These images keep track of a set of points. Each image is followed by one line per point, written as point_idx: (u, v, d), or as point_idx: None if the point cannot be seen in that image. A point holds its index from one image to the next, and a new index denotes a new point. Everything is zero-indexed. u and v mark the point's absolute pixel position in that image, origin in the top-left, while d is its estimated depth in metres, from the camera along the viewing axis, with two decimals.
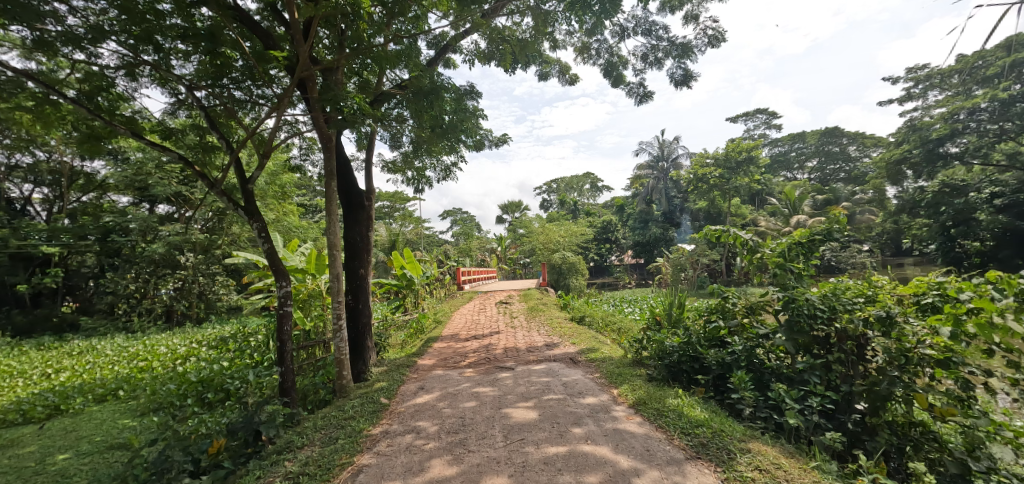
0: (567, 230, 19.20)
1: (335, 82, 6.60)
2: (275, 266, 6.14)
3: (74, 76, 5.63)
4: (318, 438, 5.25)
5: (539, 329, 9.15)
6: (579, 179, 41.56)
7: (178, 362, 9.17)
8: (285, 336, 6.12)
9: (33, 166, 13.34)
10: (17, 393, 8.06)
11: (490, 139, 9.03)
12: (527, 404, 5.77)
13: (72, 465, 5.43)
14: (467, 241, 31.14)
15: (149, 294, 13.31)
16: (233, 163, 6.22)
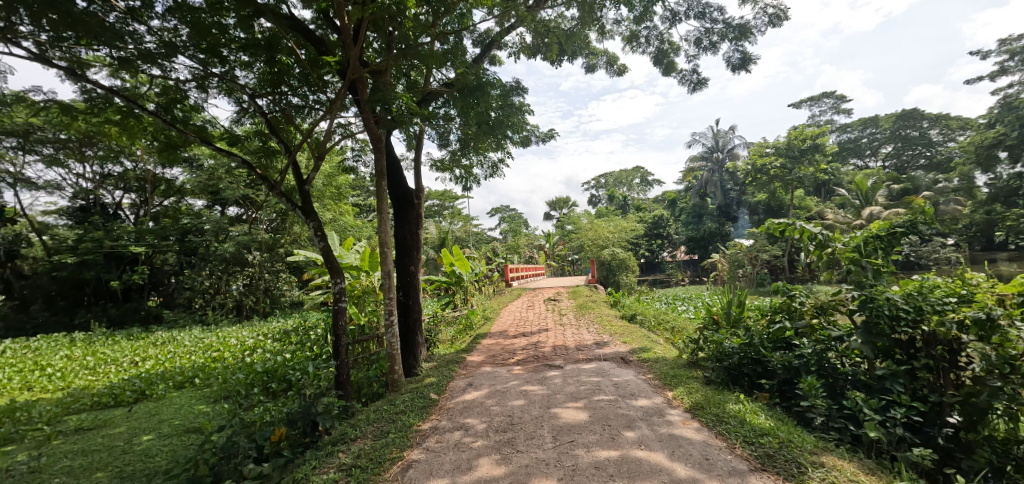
0: (617, 226, 18.82)
1: (384, 83, 6.62)
2: (329, 263, 6.20)
3: (153, 91, 5.96)
4: (370, 431, 5.26)
5: (589, 327, 8.91)
6: (629, 173, 40.70)
7: (247, 353, 9.56)
8: (340, 331, 6.16)
9: (122, 174, 14.72)
10: (109, 379, 8.63)
11: (537, 134, 8.83)
12: (577, 404, 5.58)
13: (154, 446, 5.66)
14: (516, 237, 31.25)
15: (222, 289, 13.96)
16: (291, 165, 6.37)
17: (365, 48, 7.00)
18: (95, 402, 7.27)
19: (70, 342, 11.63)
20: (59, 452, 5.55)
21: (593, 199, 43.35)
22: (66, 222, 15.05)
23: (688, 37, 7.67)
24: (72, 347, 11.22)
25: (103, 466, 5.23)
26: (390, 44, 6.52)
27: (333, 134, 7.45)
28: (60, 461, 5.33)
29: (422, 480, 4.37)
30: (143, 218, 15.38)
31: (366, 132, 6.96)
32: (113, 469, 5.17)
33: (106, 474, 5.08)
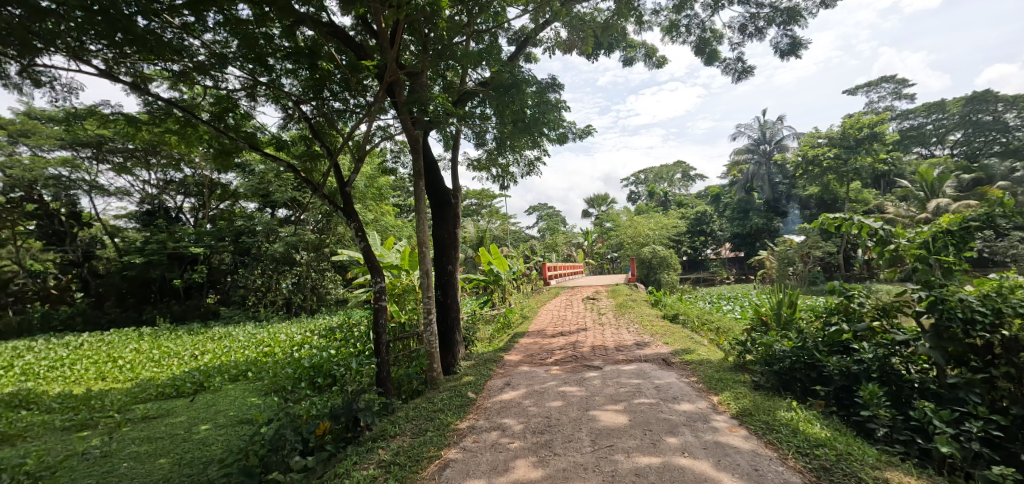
0: (657, 223, 18.38)
1: (420, 84, 6.60)
2: (369, 263, 6.20)
3: (207, 101, 6.15)
4: (409, 429, 5.22)
5: (629, 327, 8.65)
6: (670, 168, 39.78)
7: (296, 348, 9.76)
8: (381, 330, 6.15)
9: (183, 179, 15.70)
10: (172, 371, 9.04)
11: (574, 131, 8.63)
12: (616, 407, 5.38)
13: (211, 435, 5.80)
14: (554, 236, 31.13)
15: (273, 288, 14.62)
16: (333, 168, 6.42)
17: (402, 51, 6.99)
18: (159, 392, 7.61)
19: (135, 338, 12.33)
20: (127, 438, 5.79)
21: (632, 195, 42.61)
22: (134, 226, 16.27)
23: (732, 24, 7.30)
24: (137, 341, 11.88)
25: (165, 453, 5.40)
26: (426, 45, 6.47)
27: (372, 137, 7.50)
28: (128, 446, 5.55)
29: (458, 480, 4.28)
30: (202, 221, 16.28)
31: (403, 133, 6.93)
32: (175, 456, 5.32)
33: (168, 460, 5.23)
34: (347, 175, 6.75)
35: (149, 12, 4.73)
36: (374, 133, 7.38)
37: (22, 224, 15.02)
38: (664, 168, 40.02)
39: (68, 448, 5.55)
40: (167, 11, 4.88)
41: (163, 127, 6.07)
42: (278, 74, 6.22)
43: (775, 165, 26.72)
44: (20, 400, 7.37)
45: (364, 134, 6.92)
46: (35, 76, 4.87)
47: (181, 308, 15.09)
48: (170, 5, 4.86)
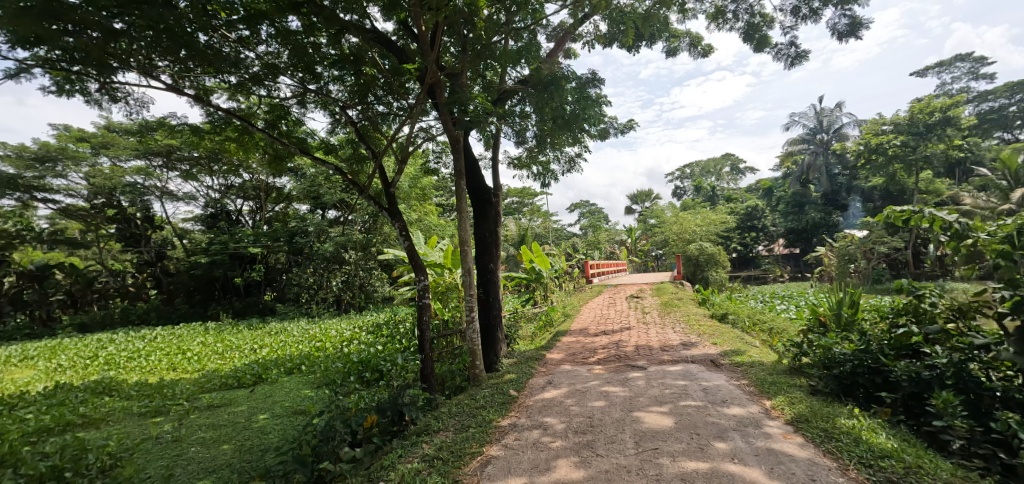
0: (704, 218, 17.81)
1: (459, 85, 6.57)
2: (413, 261, 6.21)
3: (263, 109, 6.39)
4: (451, 425, 5.20)
5: (674, 327, 8.37)
6: (718, 161, 38.55)
7: (345, 343, 9.93)
8: (426, 328, 6.16)
9: (242, 184, 16.59)
10: (235, 362, 9.43)
11: (616, 126, 8.41)
12: (661, 409, 5.18)
13: (268, 424, 5.93)
14: (596, 233, 30.76)
15: (323, 285, 14.82)
16: (377, 169, 6.48)
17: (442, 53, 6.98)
18: (223, 383, 7.96)
19: (202, 331, 13.07)
20: (194, 424, 6.04)
21: (678, 191, 41.55)
22: (201, 227, 17.51)
23: (784, 6, 6.91)
24: (203, 335, 12.56)
25: (228, 439, 5.57)
26: (466, 46, 6.42)
27: (415, 139, 7.55)
28: (196, 432, 5.78)
29: (499, 478, 4.20)
30: (260, 223, 17.04)
31: (445, 134, 6.92)
32: (236, 442, 5.48)
33: (231, 447, 5.39)
34: (391, 176, 6.79)
35: (206, 28, 4.95)
36: (417, 134, 7.43)
37: (104, 226, 16.16)
38: (711, 162, 38.81)
39: (143, 432, 5.87)
40: (224, 26, 5.13)
41: (224, 135, 6.39)
42: (326, 82, 6.36)
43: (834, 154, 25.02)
44: (102, 388, 7.90)
45: (407, 136, 6.96)
46: (114, 93, 5.24)
47: (241, 305, 15.87)
48: (226, 20, 5.12)
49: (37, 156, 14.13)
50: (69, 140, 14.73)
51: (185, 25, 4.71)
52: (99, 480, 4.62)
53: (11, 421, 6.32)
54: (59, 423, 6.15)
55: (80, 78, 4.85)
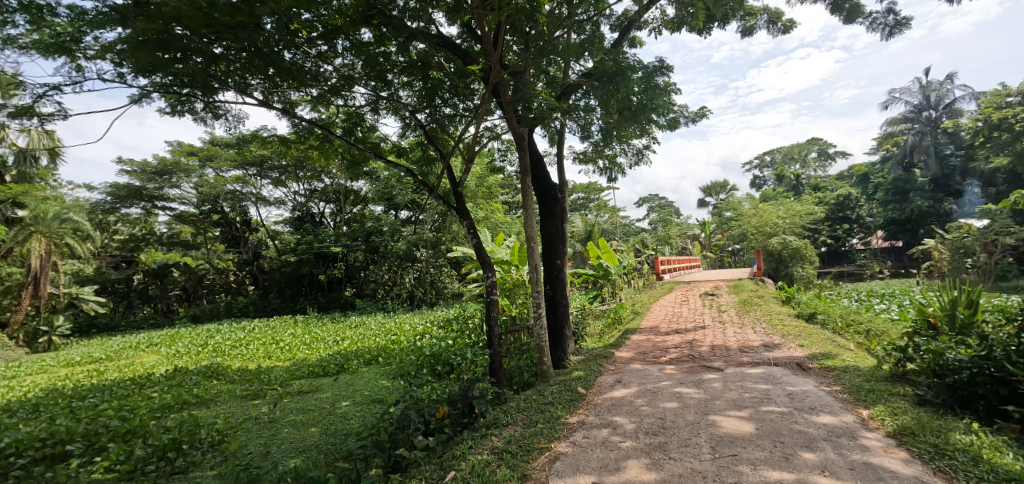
0: (787, 210, 16.68)
1: (524, 83, 6.42)
2: (480, 257, 6.14)
3: (340, 117, 6.62)
4: (520, 419, 5.10)
5: (755, 326, 7.83)
6: (802, 147, 36.08)
7: (419, 337, 10.14)
8: (494, 324, 6.08)
9: (324, 189, 17.59)
10: (321, 352, 9.90)
11: (687, 115, 7.95)
12: (740, 413, 4.81)
13: (350, 411, 6.09)
14: (667, 228, 29.75)
15: (398, 282, 15.28)
16: (445, 170, 6.44)
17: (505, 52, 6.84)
18: (311, 371, 8.37)
19: (292, 323, 13.94)
20: (287, 408, 6.37)
21: (756, 181, 39.26)
22: (289, 229, 18.72)
23: None
24: (293, 327, 13.37)
25: (315, 423, 5.79)
26: (529, 44, 6.30)
27: (480, 138, 7.52)
28: (288, 415, 6.08)
29: (567, 475, 4.04)
30: (340, 224, 17.87)
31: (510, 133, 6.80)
32: (322, 426, 5.67)
33: (317, 429, 5.58)
34: (459, 176, 6.76)
35: (290, 46, 5.11)
36: (482, 134, 7.40)
37: (210, 230, 18.02)
38: (794, 148, 36.37)
39: (244, 413, 6.28)
40: (305, 43, 5.30)
41: (307, 143, 6.71)
42: (396, 88, 6.44)
43: (943, 133, 22.76)
44: (211, 372, 8.58)
45: (473, 136, 6.94)
46: (216, 110, 5.65)
47: (324, 300, 16.76)
48: (307, 37, 5.27)
49: (156, 170, 16.01)
50: (181, 154, 16.33)
51: (273, 45, 4.87)
52: (209, 453, 5.01)
53: (140, 398, 7.03)
54: (177, 401, 6.75)
55: (188, 98, 5.27)
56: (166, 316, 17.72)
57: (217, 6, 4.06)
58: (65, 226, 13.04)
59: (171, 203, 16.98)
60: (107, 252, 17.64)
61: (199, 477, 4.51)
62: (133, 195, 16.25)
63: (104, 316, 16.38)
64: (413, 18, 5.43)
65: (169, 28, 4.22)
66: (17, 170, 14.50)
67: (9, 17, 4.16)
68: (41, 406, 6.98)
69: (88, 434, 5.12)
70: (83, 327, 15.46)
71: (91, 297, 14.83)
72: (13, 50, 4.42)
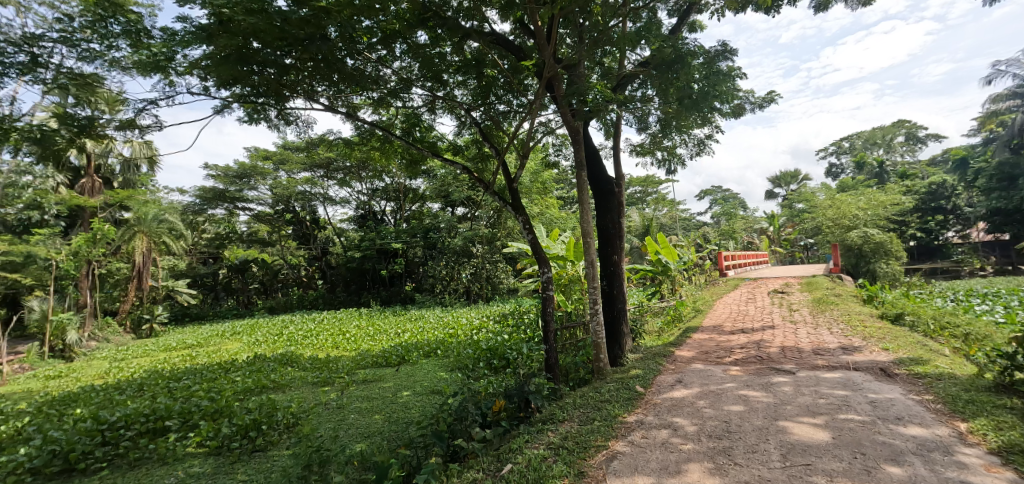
0: (869, 201, 15.45)
1: (579, 76, 6.17)
2: (536, 253, 5.99)
3: (399, 119, 6.68)
4: (576, 416, 4.93)
5: (831, 327, 7.25)
6: (885, 131, 33.38)
7: (475, 331, 10.16)
8: (549, 319, 5.92)
9: (385, 187, 18.06)
10: (384, 344, 10.11)
11: (753, 100, 7.42)
12: (814, 420, 4.43)
13: (411, 400, 6.15)
14: (730, 222, 28.58)
15: (454, 277, 15.45)
16: (500, 165, 6.30)
17: (558, 45, 6.62)
18: (374, 361, 8.56)
19: (357, 316, 14.46)
20: (354, 395, 6.52)
21: (833, 169, 36.71)
22: (353, 227, 19.36)
23: None
24: (357, 319, 13.87)
25: (379, 410, 5.88)
26: (583, 36, 6.06)
27: (534, 133, 7.37)
28: (354, 402, 6.22)
29: (625, 475, 3.84)
30: (399, 222, 18.25)
31: (564, 126, 6.58)
32: (385, 413, 5.74)
33: (381, 417, 5.66)
34: (514, 173, 6.61)
35: (353, 53, 5.21)
36: (536, 129, 7.24)
37: (283, 228, 19.00)
38: (877, 132, 33.67)
39: (315, 398, 6.50)
40: (366, 49, 5.36)
41: (369, 145, 6.82)
42: (451, 87, 6.41)
43: None
44: (286, 359, 8.98)
45: (527, 133, 6.80)
46: (288, 117, 5.83)
47: (386, 294, 17.22)
48: (368, 43, 5.35)
49: (237, 174, 17.04)
50: (258, 159, 17.23)
51: (339, 54, 5.03)
52: (285, 434, 5.17)
53: (226, 381, 7.47)
54: (257, 385, 7.12)
55: (264, 107, 5.45)
56: (246, 308, 18.96)
57: (288, 19, 4.36)
58: (163, 225, 13.94)
59: (249, 204, 18.03)
60: (196, 249, 19.04)
61: (277, 456, 4.68)
62: (218, 198, 17.44)
63: (194, 307, 17.79)
64: (467, 17, 5.40)
65: (246, 43, 4.47)
66: (123, 177, 15.93)
67: (113, 41, 4.64)
68: (145, 385, 7.60)
69: (182, 412, 5.50)
70: (178, 315, 16.98)
71: (184, 289, 16.24)
72: (116, 72, 4.85)
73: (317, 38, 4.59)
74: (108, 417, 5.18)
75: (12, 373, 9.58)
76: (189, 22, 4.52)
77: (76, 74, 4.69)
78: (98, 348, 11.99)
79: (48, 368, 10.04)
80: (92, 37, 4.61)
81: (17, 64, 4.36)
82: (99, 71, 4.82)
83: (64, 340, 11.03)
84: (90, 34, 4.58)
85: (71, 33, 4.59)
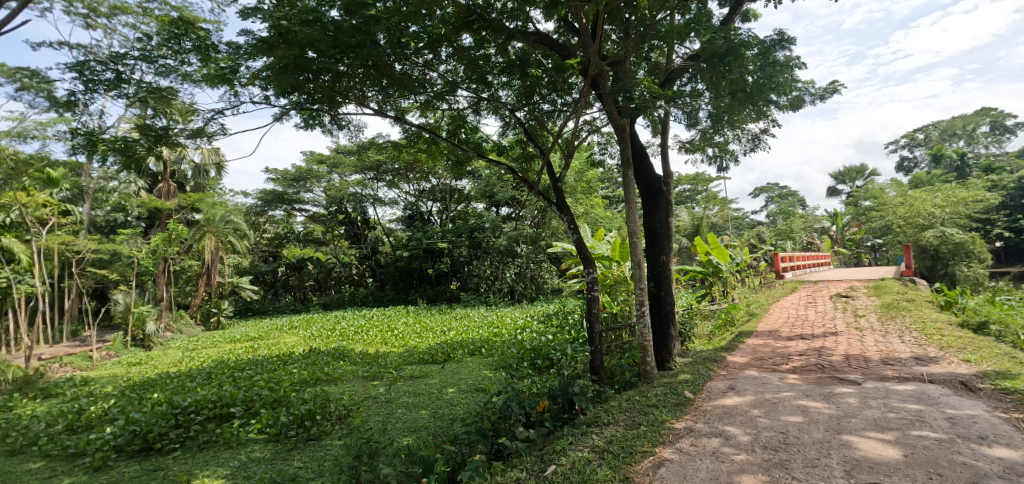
0: (949, 197, 14.25)
1: (625, 72, 5.92)
2: (581, 253, 5.80)
3: (445, 120, 6.64)
4: (622, 419, 4.72)
5: (903, 335, 6.69)
6: (967, 119, 30.80)
7: (519, 331, 10.06)
8: (594, 320, 5.70)
9: (431, 188, 18.25)
10: (430, 341, 10.18)
11: (813, 91, 6.94)
12: (882, 436, 4.05)
13: (456, 397, 6.11)
14: (787, 220, 27.35)
15: (499, 276, 15.46)
16: (545, 165, 6.10)
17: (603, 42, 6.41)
18: (421, 358, 8.62)
19: (404, 313, 14.71)
20: (401, 390, 6.56)
21: (905, 163, 34.36)
22: (402, 227, 19.68)
23: None
24: (405, 316, 14.12)
25: (425, 405, 5.87)
26: (629, 31, 5.81)
27: (580, 132, 7.18)
28: (402, 396, 6.24)
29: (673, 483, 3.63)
30: (445, 222, 18.44)
31: (609, 124, 6.34)
32: (431, 409, 5.72)
33: (427, 412, 5.65)
34: (559, 172, 6.42)
35: (402, 59, 5.19)
36: (581, 128, 7.05)
37: (336, 228, 19.58)
38: (955, 122, 31.20)
39: (365, 392, 6.58)
40: (413, 54, 5.36)
41: (416, 147, 6.84)
42: (495, 88, 6.32)
43: None
44: (338, 354, 9.17)
45: (574, 133, 6.61)
46: (340, 122, 5.90)
47: (431, 293, 17.47)
48: (415, 48, 5.35)
49: (294, 177, 17.64)
50: (313, 162, 17.81)
51: (387, 59, 4.98)
52: (338, 424, 5.21)
53: (284, 372, 7.71)
54: (312, 377, 7.29)
55: (318, 113, 5.53)
56: (302, 304, 19.77)
57: (341, 28, 4.41)
58: (230, 226, 14.53)
59: (306, 206, 18.62)
60: (258, 248, 19.85)
61: (330, 445, 4.71)
62: (277, 200, 18.12)
63: (256, 302, 18.74)
64: (512, 18, 5.07)
65: (303, 53, 4.61)
66: (194, 181, 16.76)
67: (185, 56, 4.78)
68: (212, 374, 7.93)
69: (245, 400, 5.68)
70: (242, 310, 18.12)
71: (247, 285, 16.97)
72: (189, 86, 5.00)
73: (368, 45, 4.57)
74: (180, 402, 5.44)
75: (100, 359, 10.28)
76: (252, 35, 4.61)
77: (153, 87, 4.80)
78: (173, 339, 12.72)
79: (131, 356, 10.68)
80: (167, 53, 4.73)
81: (103, 81, 4.53)
82: (174, 84, 4.96)
83: (144, 331, 11.80)
84: (165, 50, 4.70)
85: (149, 51, 4.70)
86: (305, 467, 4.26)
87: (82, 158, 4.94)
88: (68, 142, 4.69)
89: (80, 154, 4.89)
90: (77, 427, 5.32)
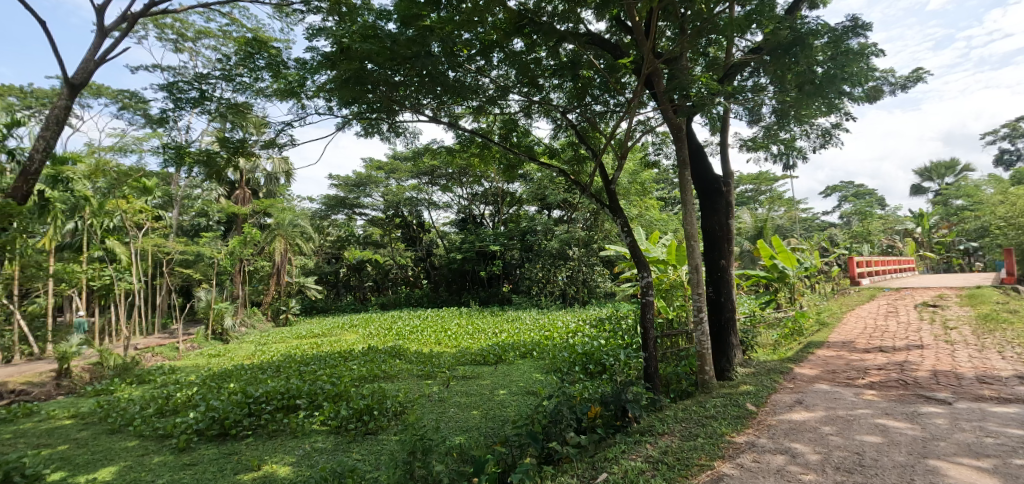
0: None
1: (683, 69, 5.60)
2: (636, 258, 5.51)
3: (497, 124, 6.53)
4: (678, 430, 4.42)
5: (1002, 351, 5.95)
6: None
7: (571, 335, 9.83)
8: (648, 326, 5.40)
9: (484, 191, 18.23)
10: (483, 342, 10.15)
11: (891, 80, 6.34)
12: (977, 462, 3.57)
13: (507, 398, 5.98)
14: (864, 221, 25.55)
15: (551, 279, 15.21)
16: (598, 166, 5.84)
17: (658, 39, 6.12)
18: (473, 359, 8.56)
19: (458, 314, 14.78)
20: (454, 390, 6.51)
21: (1006, 156, 31.17)
22: (455, 230, 19.84)
23: None
24: (459, 317, 14.22)
25: (477, 406, 5.78)
26: (686, 26, 5.48)
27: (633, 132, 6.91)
28: (454, 396, 6.19)
29: None
30: (498, 225, 18.46)
31: (665, 123, 6.01)
32: (483, 410, 5.62)
33: (479, 412, 5.55)
34: (612, 174, 6.17)
35: (455, 66, 5.09)
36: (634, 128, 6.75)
37: (393, 231, 20.03)
38: None
39: (419, 390, 6.58)
40: (466, 60, 5.27)
41: (470, 151, 6.76)
42: (547, 91, 6.15)
43: None
44: (395, 352, 9.29)
45: (629, 134, 6.34)
46: (397, 129, 5.91)
47: (484, 295, 17.52)
48: (468, 55, 5.24)
49: (355, 183, 18.10)
50: (373, 168, 18.26)
51: (442, 68, 4.91)
52: (394, 420, 5.17)
53: (344, 368, 7.85)
54: (370, 374, 7.37)
55: (376, 121, 5.55)
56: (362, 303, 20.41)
57: (397, 41, 4.38)
58: (297, 229, 15.01)
59: (366, 210, 19.06)
60: (323, 250, 20.65)
61: (387, 440, 4.68)
62: (339, 204, 18.70)
63: (320, 301, 19.49)
64: (563, 20, 4.85)
65: (363, 66, 4.59)
66: (266, 188, 17.58)
67: (259, 73, 4.90)
68: (281, 367, 8.19)
69: (310, 392, 5.77)
70: (307, 308, 18.92)
71: (312, 284, 17.62)
72: (261, 100, 5.12)
73: (423, 55, 4.53)
74: (253, 392, 5.61)
75: (185, 350, 10.90)
76: (317, 51, 4.69)
77: (230, 102, 4.98)
78: (246, 333, 13.39)
79: (211, 347, 11.34)
80: (243, 72, 4.88)
81: (189, 99, 4.70)
82: (249, 99, 5.10)
83: (221, 325, 12.43)
84: (242, 69, 4.86)
85: (229, 70, 4.85)
86: (364, 459, 4.24)
87: (172, 169, 5.17)
88: (160, 155, 4.93)
89: (170, 166, 5.11)
90: (165, 411, 5.60)
